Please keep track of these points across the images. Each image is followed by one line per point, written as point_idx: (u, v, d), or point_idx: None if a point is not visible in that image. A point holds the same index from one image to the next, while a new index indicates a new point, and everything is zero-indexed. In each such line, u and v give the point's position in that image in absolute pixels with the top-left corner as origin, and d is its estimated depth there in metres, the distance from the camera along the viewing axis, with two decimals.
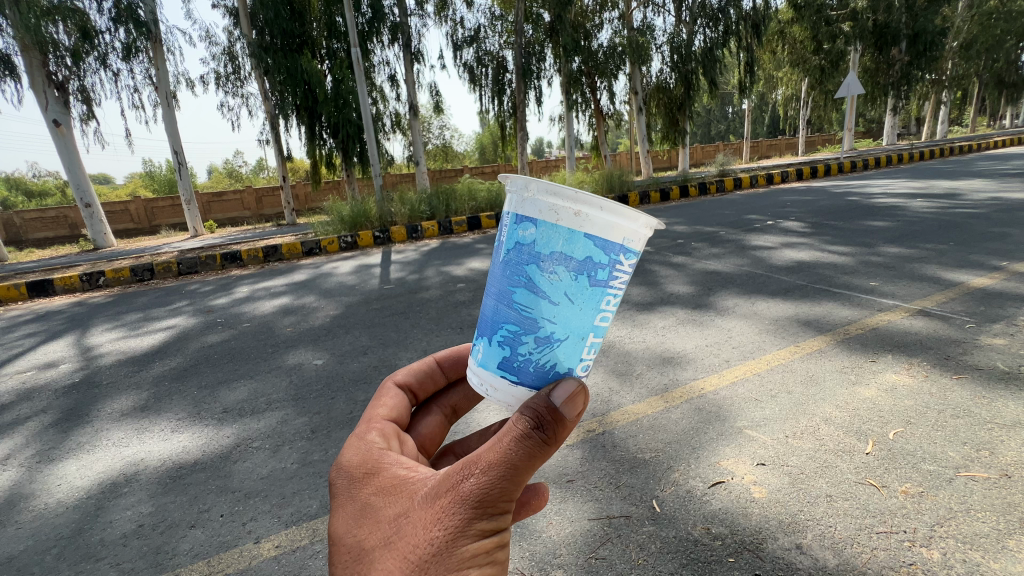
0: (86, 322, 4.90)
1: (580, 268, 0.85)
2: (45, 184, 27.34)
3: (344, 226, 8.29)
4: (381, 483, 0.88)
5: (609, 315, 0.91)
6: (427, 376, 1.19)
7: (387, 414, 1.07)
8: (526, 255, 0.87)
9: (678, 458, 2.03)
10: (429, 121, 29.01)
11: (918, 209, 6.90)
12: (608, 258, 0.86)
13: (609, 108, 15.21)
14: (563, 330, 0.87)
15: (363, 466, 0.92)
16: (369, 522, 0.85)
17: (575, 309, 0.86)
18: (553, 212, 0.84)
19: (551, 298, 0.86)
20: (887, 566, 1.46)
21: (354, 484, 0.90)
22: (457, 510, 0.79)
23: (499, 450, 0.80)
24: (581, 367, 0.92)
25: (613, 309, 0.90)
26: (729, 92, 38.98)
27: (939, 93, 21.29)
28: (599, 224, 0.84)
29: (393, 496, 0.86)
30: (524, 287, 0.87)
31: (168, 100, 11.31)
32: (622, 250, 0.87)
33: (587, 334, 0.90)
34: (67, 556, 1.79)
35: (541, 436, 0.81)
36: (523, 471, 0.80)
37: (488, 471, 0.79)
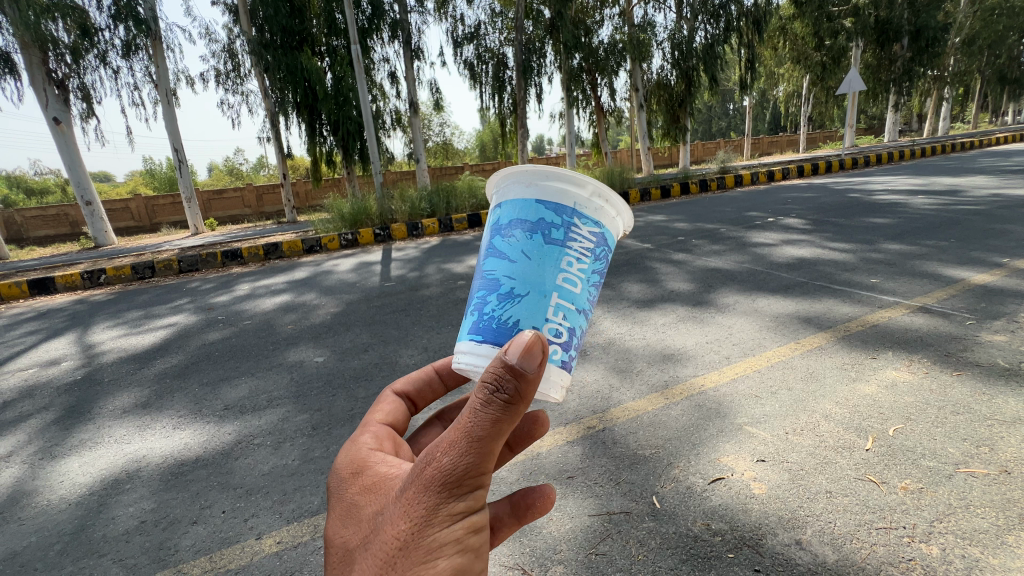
0: (87, 319, 4.92)
1: (535, 226, 0.95)
2: (45, 181, 27.30)
3: (344, 223, 8.29)
4: (365, 483, 0.89)
5: (572, 277, 0.94)
6: (426, 384, 1.19)
7: (383, 418, 1.08)
8: (494, 231, 1.00)
9: (679, 454, 2.03)
10: (430, 118, 28.98)
11: (919, 206, 6.89)
12: (561, 218, 0.96)
13: (610, 105, 15.19)
14: (523, 285, 0.91)
15: (352, 466, 0.92)
16: (354, 523, 0.85)
17: (535, 261, 0.92)
18: (509, 186, 1.00)
19: (511, 257, 0.94)
20: (886, 562, 1.47)
21: (342, 486, 0.91)
22: (422, 496, 0.76)
23: (460, 427, 0.74)
24: (547, 330, 0.90)
25: (574, 270, 0.94)
26: (730, 89, 38.93)
27: (941, 89, 21.23)
28: (551, 193, 0.97)
29: (374, 494, 0.86)
30: (491, 253, 0.98)
31: (168, 98, 11.30)
32: (575, 212, 0.97)
33: (550, 293, 0.91)
34: (71, 552, 1.80)
35: (503, 399, 0.74)
36: (485, 442, 0.74)
37: (446, 452, 0.74)
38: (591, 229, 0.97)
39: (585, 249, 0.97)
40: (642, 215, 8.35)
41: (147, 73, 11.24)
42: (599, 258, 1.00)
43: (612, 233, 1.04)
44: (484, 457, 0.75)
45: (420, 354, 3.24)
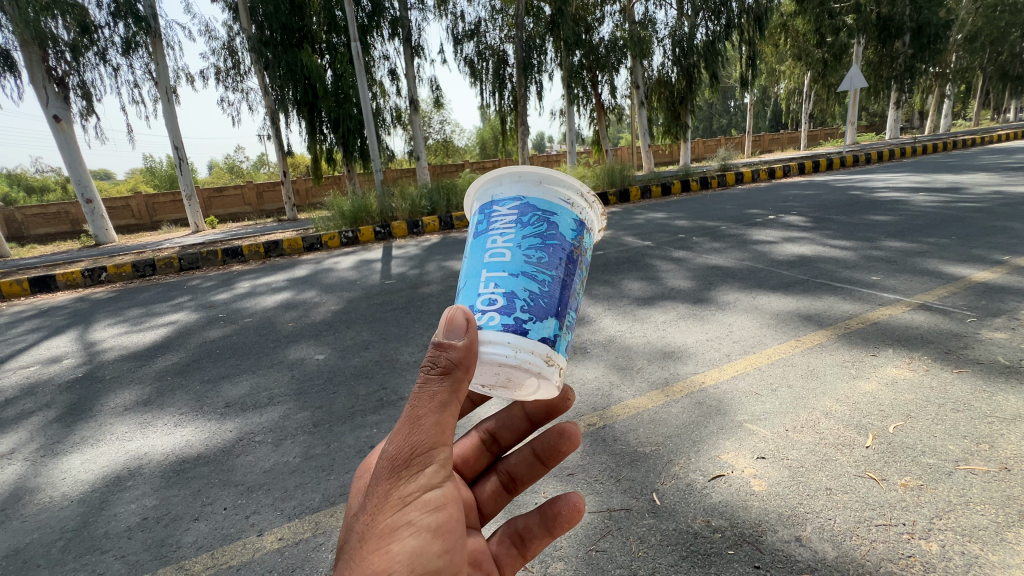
0: (88, 317, 4.92)
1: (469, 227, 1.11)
2: (45, 180, 27.27)
3: (344, 221, 8.29)
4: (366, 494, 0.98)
5: (497, 248, 1.00)
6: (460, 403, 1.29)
7: None
8: None
9: (679, 451, 2.04)
10: (430, 116, 28.93)
11: (920, 203, 6.88)
12: (486, 211, 1.10)
13: (610, 102, 15.16)
14: (463, 280, 1.04)
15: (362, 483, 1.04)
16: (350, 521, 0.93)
17: (469, 253, 1.06)
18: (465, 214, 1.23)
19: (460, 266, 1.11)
20: (885, 558, 1.47)
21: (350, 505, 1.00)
22: (382, 476, 0.83)
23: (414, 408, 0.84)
24: (480, 301, 0.95)
25: (497, 243, 1.01)
26: (731, 86, 38.84)
27: (942, 86, 21.16)
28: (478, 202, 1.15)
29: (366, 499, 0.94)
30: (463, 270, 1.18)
31: (168, 95, 11.28)
32: (492, 202, 1.10)
33: (481, 271, 0.99)
34: (73, 548, 1.81)
35: (436, 374, 0.86)
36: (423, 413, 0.84)
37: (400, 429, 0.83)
38: (507, 205, 1.05)
39: (508, 222, 1.04)
40: (643, 213, 8.34)
41: (147, 71, 11.22)
42: (530, 223, 1.02)
43: (543, 196, 1.05)
44: (433, 426, 0.85)
45: (420, 352, 3.24)
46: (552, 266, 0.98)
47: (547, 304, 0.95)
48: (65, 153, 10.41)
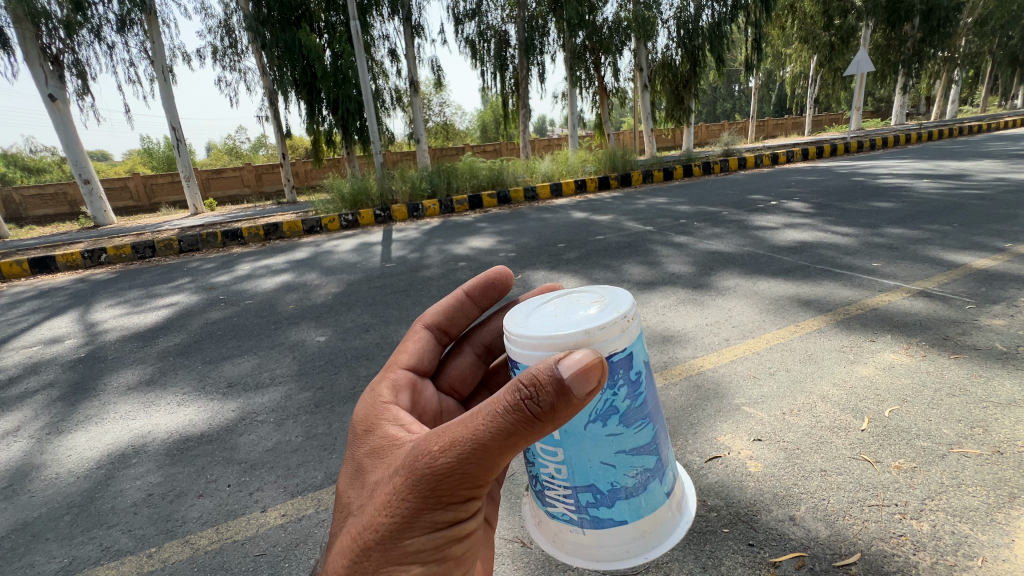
0: (89, 298, 4.93)
1: (631, 463, 0.88)
2: (43, 160, 26.93)
3: (344, 203, 8.26)
4: (374, 444, 0.88)
5: (553, 469, 0.90)
6: (458, 310, 1.17)
7: (406, 361, 1.09)
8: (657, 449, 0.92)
9: (676, 433, 2.06)
10: (430, 97, 28.46)
11: (925, 190, 6.84)
12: (600, 498, 0.88)
13: (614, 86, 14.86)
14: (593, 434, 0.85)
15: (366, 423, 0.93)
16: (357, 488, 0.86)
17: (603, 453, 0.86)
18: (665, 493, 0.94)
19: (631, 430, 0.87)
20: (877, 538, 1.50)
21: (356, 439, 0.92)
22: (411, 498, 0.75)
23: (463, 427, 0.72)
24: None
25: (553, 473, 0.90)
26: (736, 71, 38.36)
27: (951, 71, 20.84)
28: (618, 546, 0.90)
29: (376, 459, 0.86)
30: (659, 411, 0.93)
31: (165, 75, 11.12)
32: (593, 526, 0.90)
33: (559, 449, 0.87)
34: (80, 522, 1.84)
35: (533, 411, 0.69)
36: (488, 449, 0.71)
37: (451, 455, 0.72)
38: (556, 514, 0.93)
39: (569, 491, 0.89)
40: (644, 197, 8.32)
41: (143, 49, 11.01)
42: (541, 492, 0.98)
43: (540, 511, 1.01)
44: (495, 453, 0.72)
45: None
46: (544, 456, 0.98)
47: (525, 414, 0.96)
48: (62, 133, 10.29)
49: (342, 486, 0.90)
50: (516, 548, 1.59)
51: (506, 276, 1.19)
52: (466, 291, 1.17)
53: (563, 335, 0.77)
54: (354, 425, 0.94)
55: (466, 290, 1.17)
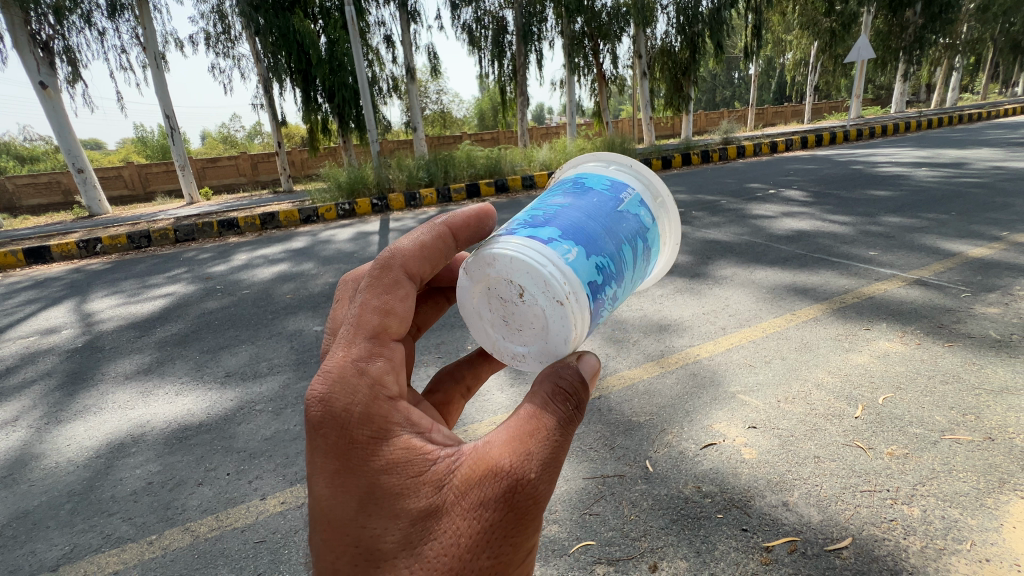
0: (85, 289, 4.90)
1: (635, 272, 1.08)
2: (36, 149, 26.74)
3: (342, 192, 8.21)
4: (395, 458, 0.78)
5: None
6: (440, 253, 0.94)
7: (399, 325, 0.86)
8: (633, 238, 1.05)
9: (672, 421, 2.08)
10: (427, 85, 28.19)
11: (922, 179, 6.83)
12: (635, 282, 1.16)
13: (613, 73, 14.70)
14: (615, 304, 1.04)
15: (373, 431, 0.78)
16: (389, 517, 0.76)
17: (623, 295, 1.07)
18: (642, 216, 1.10)
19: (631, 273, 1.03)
20: (869, 522, 1.52)
21: (363, 451, 0.77)
22: (502, 530, 0.74)
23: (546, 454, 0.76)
24: None
25: None
26: (736, 58, 37.99)
27: (951, 59, 20.67)
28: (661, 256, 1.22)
29: (414, 481, 0.77)
30: (618, 237, 1.00)
31: (157, 62, 10.94)
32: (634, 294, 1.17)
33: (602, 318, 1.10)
34: (81, 510, 1.86)
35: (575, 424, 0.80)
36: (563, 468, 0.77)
37: (546, 487, 0.74)
38: None
39: None
40: None
41: (135, 34, 10.82)
42: None
43: None
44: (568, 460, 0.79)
45: None
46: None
47: None
48: (54, 121, 10.14)
49: (348, 511, 0.78)
50: None
51: (492, 213, 1.02)
52: (449, 225, 0.96)
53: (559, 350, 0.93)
54: (350, 431, 0.78)
55: (449, 224, 0.96)
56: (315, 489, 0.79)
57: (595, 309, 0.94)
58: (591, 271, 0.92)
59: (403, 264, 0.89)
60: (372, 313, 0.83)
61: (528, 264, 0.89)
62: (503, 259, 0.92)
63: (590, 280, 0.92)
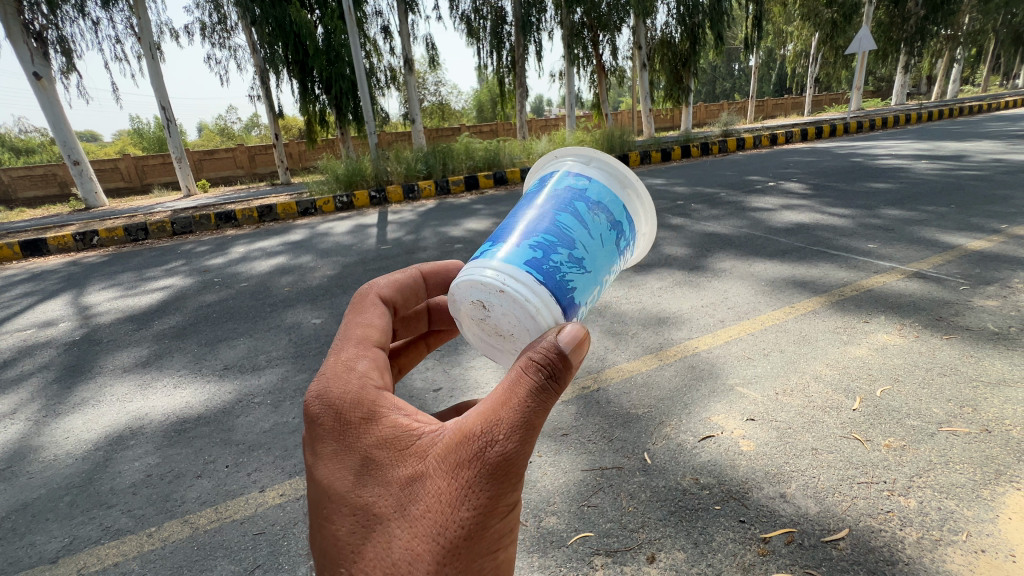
0: (82, 282, 4.88)
1: (598, 228, 1.00)
2: (31, 140, 26.55)
3: (339, 185, 8.16)
4: (384, 434, 0.77)
5: (608, 284, 1.05)
6: (412, 290, 1.04)
7: (379, 335, 0.92)
8: (573, 204, 1.02)
9: (670, 413, 2.08)
10: (425, 76, 27.97)
11: (922, 171, 6.81)
12: (620, 235, 1.07)
13: (612, 64, 14.59)
14: (591, 263, 0.97)
15: (362, 412, 0.79)
16: (379, 486, 0.75)
17: (600, 252, 0.99)
18: (572, 184, 1.07)
19: (586, 230, 0.98)
20: (865, 514, 1.53)
21: (353, 430, 0.78)
22: (482, 485, 0.71)
23: (516, 409, 0.72)
24: (581, 312, 0.97)
25: (611, 280, 1.06)
26: (736, 49, 37.69)
27: (952, 51, 20.56)
28: (632, 199, 1.12)
29: (402, 453, 0.76)
30: (551, 213, 0.99)
31: (152, 52, 10.82)
32: (620, 245, 1.07)
33: (598, 282, 1.01)
34: (80, 503, 1.86)
35: (552, 386, 0.74)
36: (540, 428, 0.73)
37: (517, 439, 0.70)
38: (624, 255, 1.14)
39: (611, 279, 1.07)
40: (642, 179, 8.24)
41: (129, 24, 10.70)
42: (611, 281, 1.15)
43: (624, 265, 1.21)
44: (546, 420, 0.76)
45: None
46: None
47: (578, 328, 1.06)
48: (48, 112, 10.04)
49: (342, 485, 0.76)
50: None
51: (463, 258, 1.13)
52: (422, 271, 1.07)
53: (530, 330, 0.88)
54: (341, 412, 0.78)
55: (423, 269, 1.07)
56: (311, 474, 0.79)
57: (548, 277, 0.89)
58: (528, 251, 0.92)
59: (379, 294, 0.98)
60: (356, 326, 0.90)
61: (465, 280, 0.93)
62: (453, 291, 0.97)
63: (528, 257, 0.91)
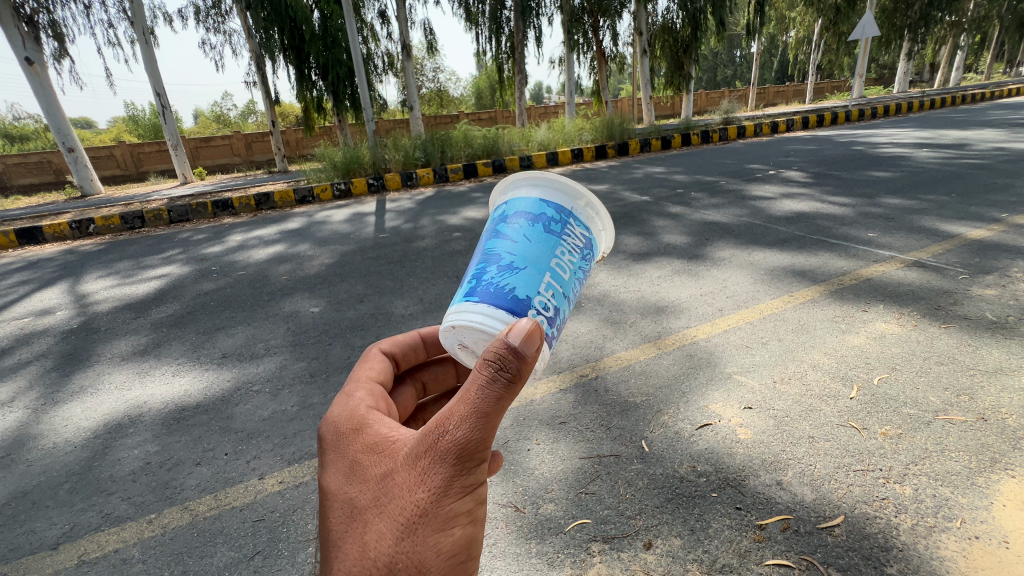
0: (79, 270, 4.86)
1: (519, 232, 0.93)
2: (26, 127, 26.28)
3: (337, 173, 8.10)
4: (368, 441, 0.79)
5: (565, 265, 0.93)
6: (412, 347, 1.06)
7: (377, 377, 0.96)
8: (495, 232, 0.98)
9: (668, 402, 2.09)
10: (423, 63, 27.66)
11: (923, 159, 6.78)
12: (552, 221, 0.96)
13: (613, 51, 14.42)
14: (523, 263, 0.89)
15: (352, 424, 0.82)
16: (359, 481, 0.75)
17: (529, 247, 0.91)
18: (494, 215, 1.03)
19: (507, 244, 0.92)
20: (860, 501, 1.54)
21: (343, 440, 0.80)
22: (439, 468, 0.69)
23: (463, 397, 0.69)
24: (539, 308, 0.86)
25: (567, 260, 0.93)
26: (738, 35, 37.24)
27: (956, 38, 20.33)
28: (547, 187, 1.01)
29: (379, 454, 0.76)
30: (479, 250, 0.97)
31: (146, 37, 10.65)
32: (552, 225, 0.95)
33: (546, 272, 0.89)
34: (80, 490, 1.87)
35: (506, 376, 0.68)
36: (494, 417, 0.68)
37: (463, 424, 0.68)
38: (578, 231, 1.01)
39: (564, 257, 0.94)
40: (641, 167, 8.18)
41: (122, 9, 10.52)
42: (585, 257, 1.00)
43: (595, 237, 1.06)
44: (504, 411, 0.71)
45: (414, 305, 3.25)
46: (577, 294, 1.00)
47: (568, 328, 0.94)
48: (41, 98, 9.90)
49: (331, 485, 0.78)
50: (509, 512, 1.62)
51: None
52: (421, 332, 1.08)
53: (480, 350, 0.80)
54: (334, 427, 0.82)
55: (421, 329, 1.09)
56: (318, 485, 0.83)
57: (481, 294, 0.86)
58: (463, 290, 0.90)
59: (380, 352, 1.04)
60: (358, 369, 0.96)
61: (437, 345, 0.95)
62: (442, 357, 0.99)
63: (463, 295, 0.89)
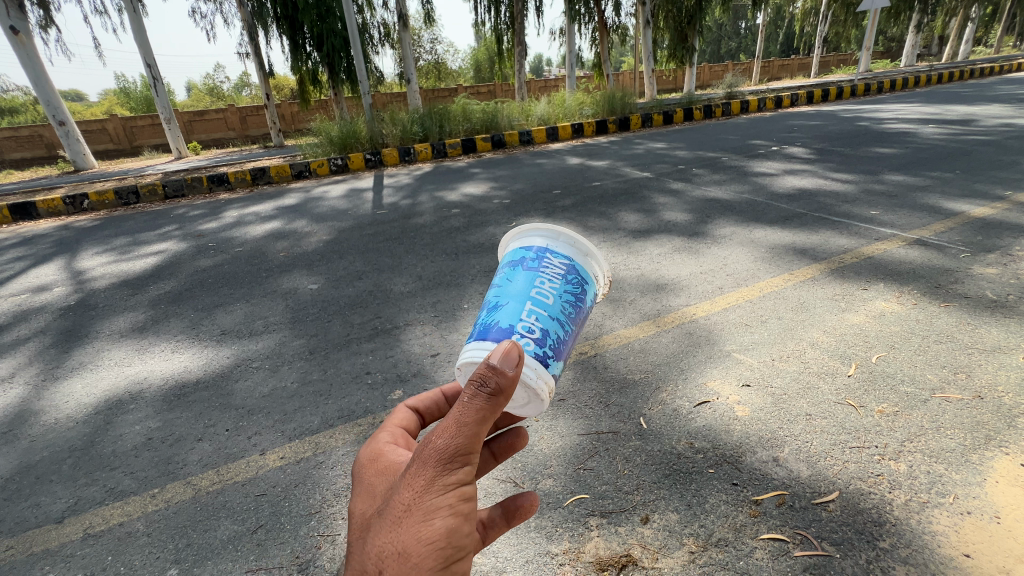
0: (74, 246, 4.81)
1: (501, 274, 0.97)
2: (15, 100, 25.73)
3: (333, 147, 7.96)
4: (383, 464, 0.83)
5: (547, 290, 0.91)
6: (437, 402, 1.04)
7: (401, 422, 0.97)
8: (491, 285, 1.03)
9: (667, 379, 2.10)
10: (420, 33, 26.94)
11: (928, 135, 6.68)
12: (529, 257, 0.98)
13: (614, 21, 14.02)
14: (505, 298, 0.91)
15: (370, 455, 0.86)
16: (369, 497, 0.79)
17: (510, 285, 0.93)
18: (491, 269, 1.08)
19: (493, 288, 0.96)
20: (855, 477, 1.56)
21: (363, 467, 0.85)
22: (422, 469, 0.70)
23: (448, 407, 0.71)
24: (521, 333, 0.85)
25: (549, 287, 0.92)
26: (743, 6, 36.17)
27: (967, 9, 19.80)
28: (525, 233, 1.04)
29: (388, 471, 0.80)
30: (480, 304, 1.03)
31: (133, 5, 10.29)
32: (531, 258, 0.96)
33: (526, 301, 0.89)
34: (82, 465, 1.88)
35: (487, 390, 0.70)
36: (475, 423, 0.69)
37: (442, 429, 0.69)
38: (559, 260, 0.98)
39: (544, 283, 0.93)
40: (642, 142, 8.06)
41: None
42: (574, 281, 0.96)
43: (584, 263, 1.02)
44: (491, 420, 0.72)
45: (413, 283, 3.23)
46: (577, 319, 0.96)
47: (569, 350, 0.92)
48: (28, 69, 9.64)
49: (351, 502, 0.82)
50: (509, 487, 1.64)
51: None
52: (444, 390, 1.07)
53: None
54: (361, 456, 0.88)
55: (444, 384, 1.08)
56: None
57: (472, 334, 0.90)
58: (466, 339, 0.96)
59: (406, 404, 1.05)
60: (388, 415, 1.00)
61: None
62: None
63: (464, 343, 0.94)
